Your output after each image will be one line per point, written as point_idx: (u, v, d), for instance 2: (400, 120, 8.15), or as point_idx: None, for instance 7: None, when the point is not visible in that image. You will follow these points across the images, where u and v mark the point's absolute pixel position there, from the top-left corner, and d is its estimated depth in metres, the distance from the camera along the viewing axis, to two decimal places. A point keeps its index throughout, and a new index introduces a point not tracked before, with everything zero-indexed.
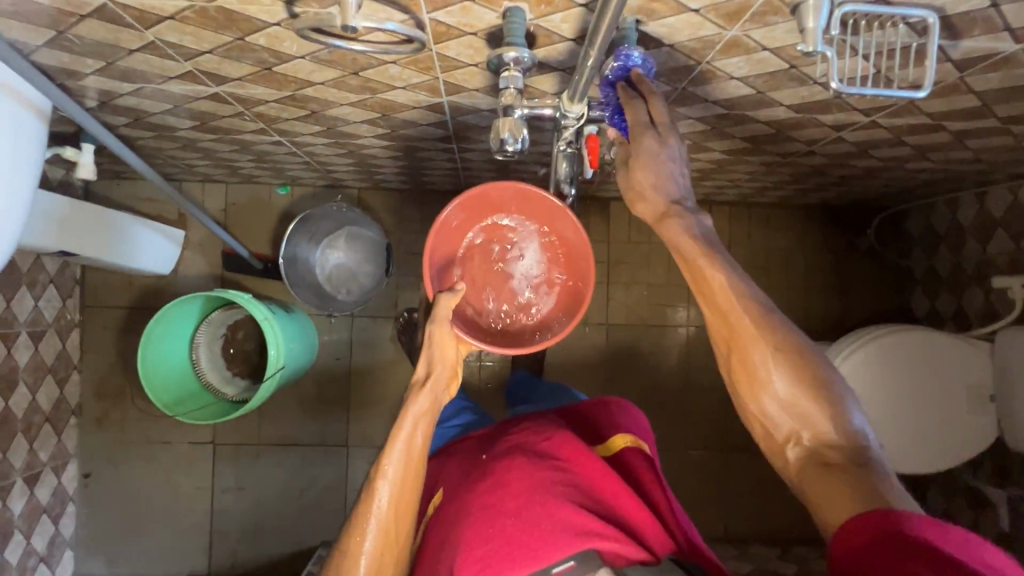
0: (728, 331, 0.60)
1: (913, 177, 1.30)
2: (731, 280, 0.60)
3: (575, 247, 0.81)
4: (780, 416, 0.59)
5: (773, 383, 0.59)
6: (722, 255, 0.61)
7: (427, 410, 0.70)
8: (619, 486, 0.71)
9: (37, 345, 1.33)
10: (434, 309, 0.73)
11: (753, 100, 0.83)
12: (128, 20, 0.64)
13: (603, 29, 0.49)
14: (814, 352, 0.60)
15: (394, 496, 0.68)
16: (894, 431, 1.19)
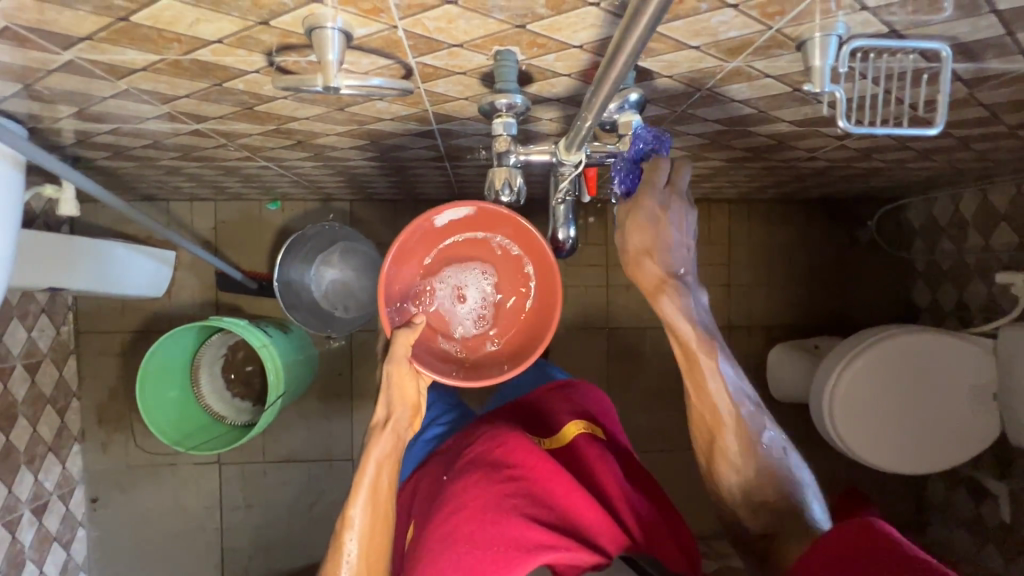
0: (708, 420, 0.72)
1: (915, 174, 1.27)
2: (717, 373, 0.70)
3: (545, 276, 0.73)
4: (737, 492, 0.73)
5: (741, 472, 0.72)
6: (711, 341, 0.69)
7: (390, 452, 0.71)
8: (569, 485, 0.70)
9: (33, 377, 1.32)
10: (391, 348, 0.68)
11: (754, 117, 0.81)
12: (99, 72, 0.61)
13: (601, 99, 0.47)
14: (770, 450, 0.72)
15: (362, 548, 0.68)
16: (887, 432, 1.19)
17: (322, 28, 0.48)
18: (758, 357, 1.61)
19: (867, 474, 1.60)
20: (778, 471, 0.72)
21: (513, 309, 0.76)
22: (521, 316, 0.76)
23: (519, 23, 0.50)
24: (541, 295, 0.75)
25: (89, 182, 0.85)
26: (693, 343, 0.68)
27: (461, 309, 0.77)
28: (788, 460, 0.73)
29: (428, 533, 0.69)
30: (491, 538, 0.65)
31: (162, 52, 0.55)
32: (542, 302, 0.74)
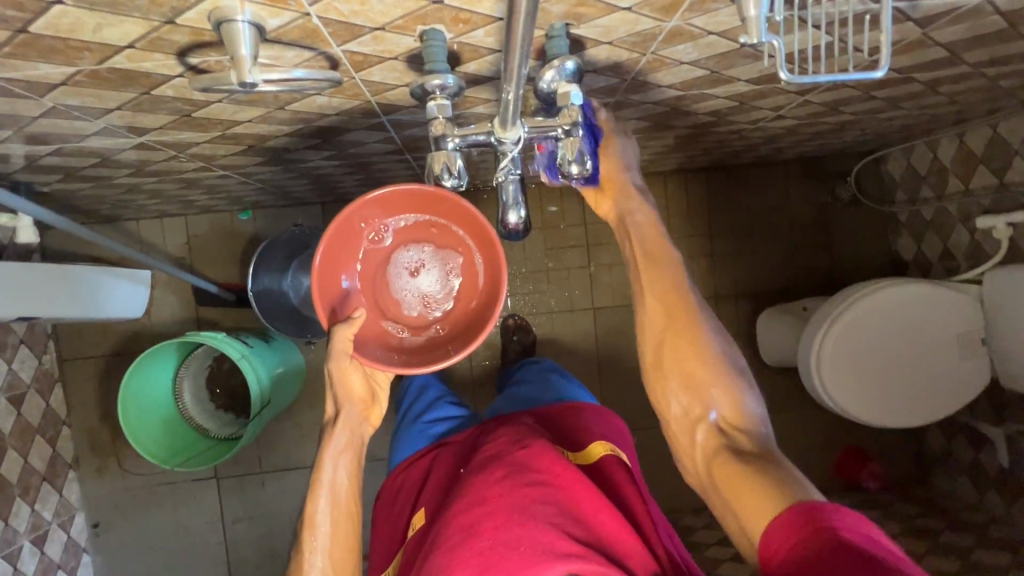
0: (668, 322, 0.77)
1: (889, 124, 1.25)
2: (675, 275, 0.77)
3: (491, 260, 0.76)
4: (686, 396, 0.76)
5: (697, 381, 0.76)
6: (673, 256, 0.78)
7: (346, 446, 0.80)
8: (600, 503, 0.71)
9: (19, 409, 1.31)
10: (331, 344, 0.74)
11: (708, 80, 0.78)
12: (18, 91, 0.58)
13: (515, 67, 0.45)
14: (736, 371, 0.77)
15: (328, 535, 0.78)
16: (887, 384, 1.18)
17: (232, 20, 0.46)
18: (748, 323, 1.60)
19: (864, 429, 1.60)
20: (735, 389, 0.75)
21: (457, 292, 0.79)
22: (464, 299, 0.79)
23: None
24: (487, 278, 0.77)
25: (47, 213, 0.83)
26: (651, 231, 0.78)
27: (412, 280, 0.79)
28: (744, 380, 0.76)
29: (448, 528, 0.69)
30: (517, 537, 0.64)
31: (75, 62, 0.53)
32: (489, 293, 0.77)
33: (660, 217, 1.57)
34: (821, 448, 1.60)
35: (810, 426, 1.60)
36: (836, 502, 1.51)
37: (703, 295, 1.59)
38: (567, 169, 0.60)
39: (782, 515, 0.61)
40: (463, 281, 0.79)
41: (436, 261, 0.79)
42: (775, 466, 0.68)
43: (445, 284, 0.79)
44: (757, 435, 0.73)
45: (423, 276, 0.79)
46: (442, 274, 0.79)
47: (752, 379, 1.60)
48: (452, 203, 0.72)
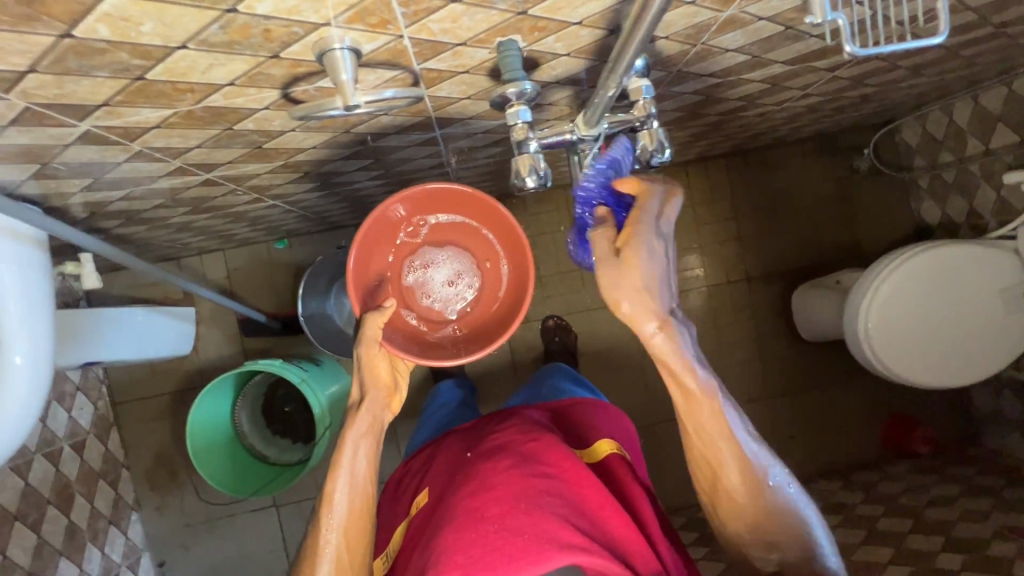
0: (709, 461, 0.67)
1: (907, 92, 1.28)
2: (715, 413, 0.65)
3: (511, 272, 0.86)
4: (747, 532, 0.66)
5: (744, 509, 0.66)
6: (708, 381, 0.65)
7: (365, 431, 0.77)
8: (604, 499, 0.72)
9: (81, 455, 1.32)
10: (362, 331, 0.76)
11: (748, 65, 0.81)
12: (113, 138, 0.61)
13: (622, 62, 0.48)
14: (782, 492, 0.67)
15: (340, 526, 0.74)
16: (929, 347, 1.19)
17: (330, 50, 0.49)
18: (782, 302, 1.62)
19: (909, 395, 1.61)
20: (793, 512, 0.66)
21: (474, 298, 0.89)
22: (481, 306, 0.89)
23: (521, 9, 0.50)
24: (506, 291, 0.87)
25: (99, 243, 0.78)
26: (677, 374, 0.64)
27: (434, 279, 0.89)
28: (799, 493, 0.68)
29: (454, 510, 0.70)
30: (522, 525, 0.65)
31: (175, 104, 0.56)
32: (508, 299, 0.86)
33: (685, 206, 1.59)
34: (867, 418, 1.61)
35: (854, 397, 1.61)
36: (889, 470, 1.51)
37: (735, 278, 1.61)
38: (648, 159, 0.62)
39: None
40: (483, 289, 0.89)
41: (459, 269, 0.90)
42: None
43: (462, 288, 0.90)
44: (819, 561, 0.64)
45: (448, 277, 0.89)
46: (462, 278, 0.90)
47: (792, 357, 1.61)
48: (490, 207, 0.83)
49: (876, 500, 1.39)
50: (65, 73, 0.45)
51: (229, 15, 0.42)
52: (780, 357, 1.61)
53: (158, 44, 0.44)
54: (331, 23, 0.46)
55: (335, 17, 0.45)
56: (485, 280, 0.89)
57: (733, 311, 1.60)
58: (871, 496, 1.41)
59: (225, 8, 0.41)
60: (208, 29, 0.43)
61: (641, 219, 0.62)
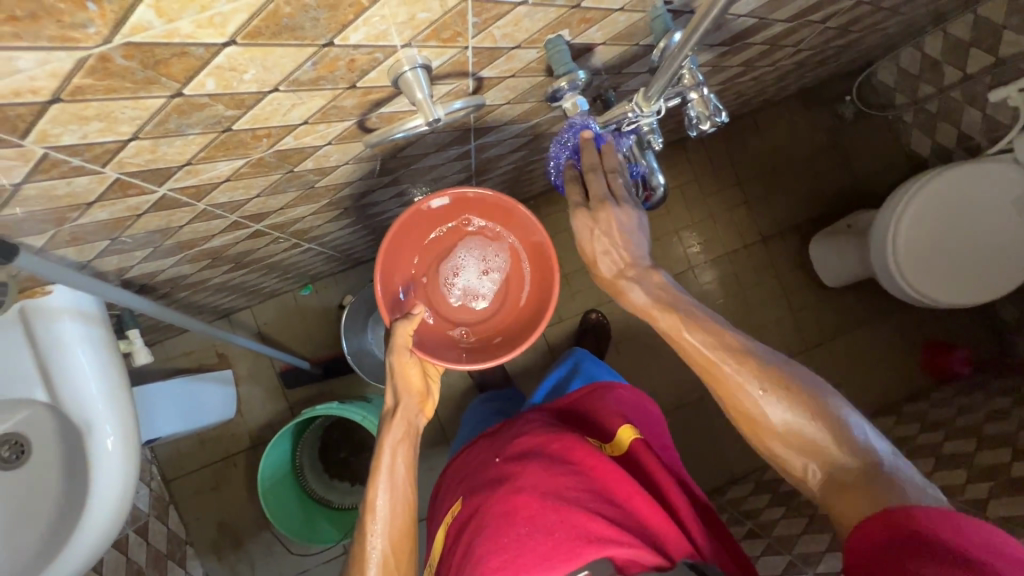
0: (707, 372, 0.63)
1: (883, 35, 1.34)
2: (697, 324, 0.63)
3: (533, 294, 0.81)
4: (788, 450, 0.60)
5: (766, 416, 0.60)
6: (679, 306, 0.65)
7: (402, 435, 0.71)
8: (632, 488, 0.70)
9: (147, 538, 1.28)
10: (392, 340, 0.71)
11: (754, 28, 0.85)
12: (185, 199, 0.62)
13: (691, 38, 0.49)
14: (800, 375, 0.61)
15: (385, 530, 0.67)
16: (964, 271, 1.24)
17: (403, 72, 0.51)
18: (800, 255, 1.65)
19: (938, 321, 1.65)
20: (822, 406, 0.59)
21: (492, 318, 0.84)
22: (497, 327, 0.83)
23: (577, 3, 0.53)
24: (524, 315, 0.81)
25: (146, 300, 0.74)
26: (658, 306, 0.65)
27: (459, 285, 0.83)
28: (828, 393, 0.61)
29: (484, 515, 0.69)
30: (552, 526, 0.64)
31: (249, 152, 0.57)
32: (522, 327, 0.81)
33: (690, 180, 1.63)
34: (904, 351, 1.65)
35: (887, 332, 1.65)
36: (937, 396, 1.54)
37: (751, 241, 1.64)
38: (702, 126, 0.63)
39: (870, 514, 0.52)
40: (505, 306, 0.83)
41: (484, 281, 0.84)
42: (896, 489, 0.53)
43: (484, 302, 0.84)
44: (876, 462, 0.56)
45: (474, 284, 0.84)
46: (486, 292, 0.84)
47: (821, 305, 1.65)
48: (508, 208, 0.78)
49: (934, 426, 1.40)
50: (162, 135, 0.46)
51: (324, 50, 0.43)
52: (810, 309, 1.64)
53: (253, 91, 0.45)
54: (408, 43, 0.48)
55: (415, 37, 0.47)
56: (509, 301, 0.83)
57: (756, 272, 1.64)
58: (930, 421, 1.43)
59: (323, 43, 0.42)
60: (302, 67, 0.44)
61: (602, 196, 0.66)
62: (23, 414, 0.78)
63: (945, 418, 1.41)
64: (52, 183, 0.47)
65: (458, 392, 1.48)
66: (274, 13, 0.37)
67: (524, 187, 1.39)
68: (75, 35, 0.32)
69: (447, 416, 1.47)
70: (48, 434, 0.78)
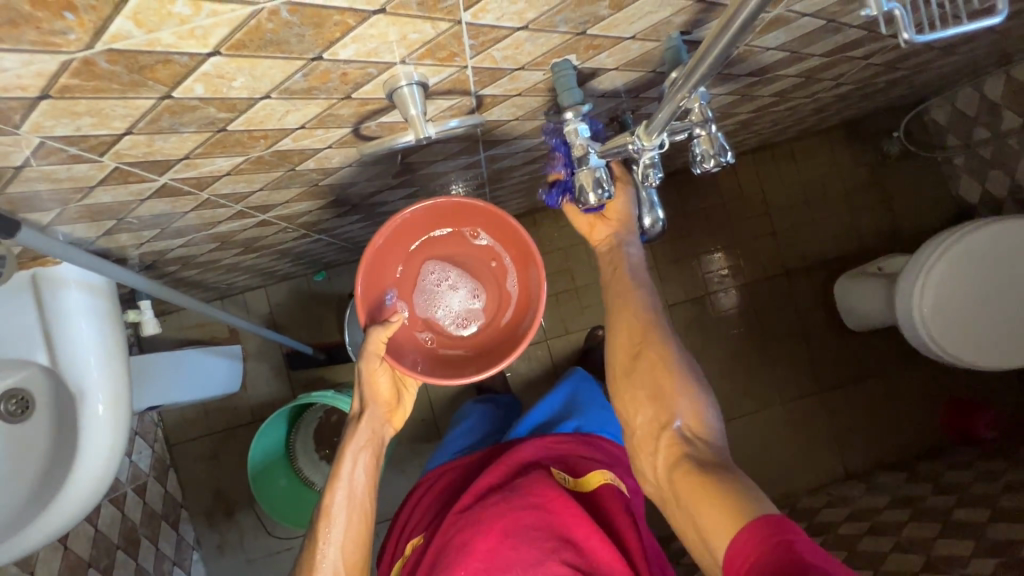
0: (634, 335, 0.75)
1: (937, 73, 1.27)
2: (640, 293, 0.76)
3: (508, 332, 0.79)
4: (654, 411, 0.71)
5: (656, 386, 0.72)
6: (640, 274, 0.78)
7: (365, 445, 0.74)
8: (591, 526, 0.68)
9: (144, 498, 1.34)
10: (362, 348, 0.71)
11: (787, 60, 0.81)
12: (187, 188, 0.64)
13: (693, 79, 0.46)
14: (692, 374, 0.73)
15: (338, 544, 0.69)
16: (990, 338, 1.17)
17: (399, 88, 0.51)
18: (824, 293, 1.59)
19: (966, 378, 1.56)
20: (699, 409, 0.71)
21: (460, 339, 0.81)
22: (461, 350, 0.81)
23: (582, 30, 0.52)
24: (492, 350, 0.79)
25: (148, 279, 0.77)
26: (624, 260, 0.78)
27: (443, 297, 0.82)
28: (708, 399, 0.72)
29: (444, 548, 0.70)
30: (510, 562, 0.66)
31: (248, 151, 0.58)
32: (487, 356, 0.79)
33: (717, 205, 1.58)
34: (923, 403, 1.57)
35: (907, 383, 1.58)
36: (955, 458, 1.46)
37: (773, 273, 1.58)
38: (707, 164, 0.61)
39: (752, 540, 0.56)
40: (476, 334, 0.81)
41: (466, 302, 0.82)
42: (729, 480, 0.62)
43: (459, 320, 0.82)
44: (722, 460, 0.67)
45: (454, 298, 0.82)
46: (462, 313, 0.82)
47: (839, 347, 1.58)
48: (503, 221, 0.76)
49: (946, 489, 1.32)
50: (156, 131, 0.48)
51: (313, 63, 0.43)
52: (828, 350, 1.58)
53: (244, 97, 0.46)
54: (404, 61, 0.47)
55: (409, 55, 0.47)
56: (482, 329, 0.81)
57: (776, 306, 1.58)
58: (941, 482, 1.36)
59: (311, 57, 0.42)
60: (292, 78, 0.45)
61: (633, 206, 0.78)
62: (25, 372, 0.81)
63: (959, 480, 1.33)
64: (53, 167, 0.49)
65: (455, 393, 1.48)
66: (256, 29, 0.37)
67: (542, 196, 1.37)
68: (57, 40, 0.33)
69: (442, 415, 1.48)
70: (47, 395, 0.82)
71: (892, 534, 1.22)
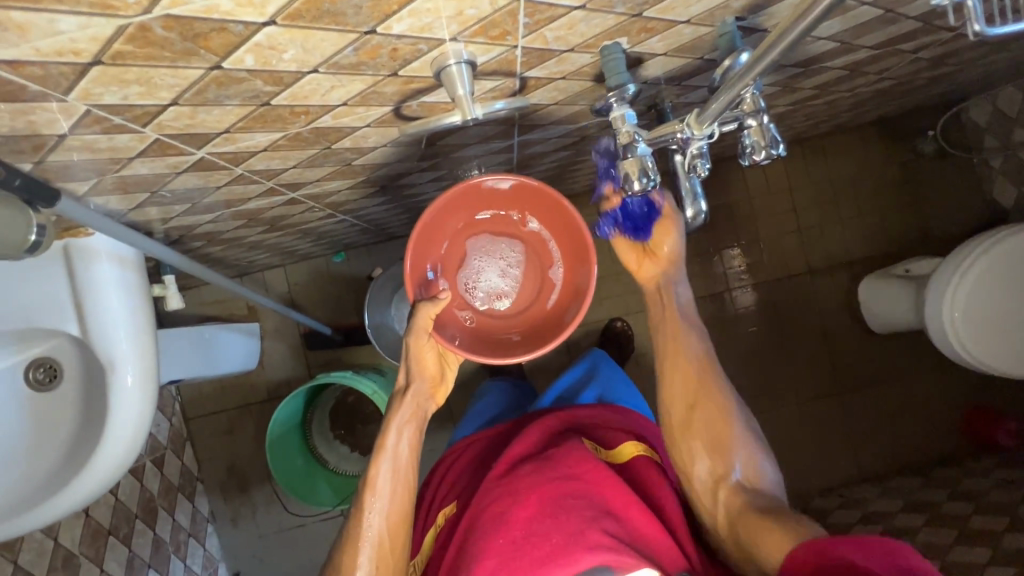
0: (689, 380, 0.77)
1: (982, 71, 1.23)
2: (693, 342, 0.79)
3: (551, 316, 0.79)
4: (711, 460, 0.74)
5: (713, 434, 0.75)
6: (693, 323, 0.80)
7: (411, 417, 0.74)
8: (628, 498, 0.68)
9: (161, 470, 1.36)
10: (413, 321, 0.71)
11: (835, 51, 0.78)
12: (223, 163, 0.63)
13: (755, 68, 0.44)
14: (745, 427, 0.76)
15: (384, 512, 0.70)
16: (1021, 346, 1.14)
17: (447, 66, 0.49)
18: (848, 293, 1.56)
19: (989, 385, 1.53)
20: (752, 457, 0.74)
21: (500, 321, 0.81)
22: (502, 332, 0.80)
23: (638, 11, 0.50)
24: (534, 334, 0.79)
25: (178, 253, 0.77)
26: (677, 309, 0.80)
27: (486, 278, 0.82)
28: (760, 452, 0.76)
29: (480, 519, 0.68)
30: (550, 529, 0.63)
31: (287, 127, 0.57)
32: (527, 339, 0.78)
33: (742, 200, 1.56)
34: (942, 409, 1.55)
35: (927, 388, 1.55)
36: (974, 465, 1.44)
37: (796, 271, 1.56)
38: (757, 156, 0.58)
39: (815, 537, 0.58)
40: (518, 317, 0.81)
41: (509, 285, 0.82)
42: (792, 518, 0.65)
43: (501, 302, 0.82)
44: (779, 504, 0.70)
45: (497, 280, 0.82)
46: (505, 296, 0.82)
47: (860, 349, 1.56)
48: (558, 206, 0.74)
49: (963, 496, 1.31)
50: (201, 103, 0.47)
51: (366, 37, 0.42)
52: (848, 351, 1.56)
53: (292, 70, 0.44)
54: (455, 38, 0.46)
55: (462, 32, 0.45)
56: (524, 312, 0.81)
57: (797, 304, 1.56)
58: (957, 489, 1.34)
59: (365, 30, 0.41)
60: (343, 51, 0.43)
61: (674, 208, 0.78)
62: (54, 341, 0.82)
63: (976, 488, 1.32)
64: (94, 137, 0.48)
65: (470, 379, 1.48)
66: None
67: (566, 184, 1.35)
68: (115, 3, 0.32)
69: (456, 400, 1.48)
70: (74, 365, 0.82)
71: (907, 539, 1.21)
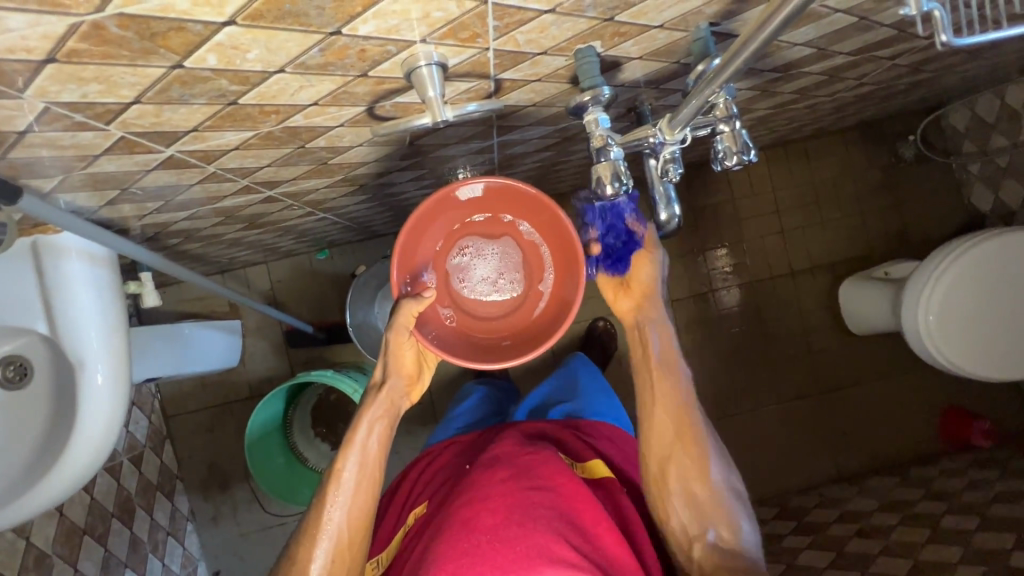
0: (671, 434, 0.77)
1: (960, 78, 1.24)
2: (676, 390, 0.78)
3: (537, 323, 0.77)
4: (690, 521, 0.75)
5: (692, 492, 0.76)
6: (677, 369, 0.79)
7: (383, 414, 0.74)
8: (599, 514, 0.68)
9: (140, 468, 1.34)
10: (393, 318, 0.72)
11: (812, 57, 0.79)
12: (194, 161, 0.62)
13: (725, 72, 0.44)
14: (723, 482, 0.77)
15: (346, 505, 0.70)
16: (992, 349, 1.16)
17: (418, 67, 0.49)
18: (829, 295, 1.58)
19: (964, 387, 1.56)
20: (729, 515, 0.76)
21: (487, 324, 0.80)
22: (488, 336, 0.79)
23: (610, 16, 0.50)
24: (519, 340, 0.77)
25: (154, 254, 0.76)
26: (662, 351, 0.79)
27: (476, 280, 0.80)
28: (738, 508, 0.77)
29: (447, 520, 0.68)
30: (515, 538, 0.63)
31: (258, 126, 0.56)
32: (513, 345, 0.77)
33: (726, 201, 1.57)
34: (919, 410, 1.58)
35: (904, 389, 1.58)
36: (948, 465, 1.47)
37: (779, 273, 1.57)
38: (730, 161, 0.59)
39: None
40: (506, 322, 0.79)
41: (498, 288, 0.80)
42: None
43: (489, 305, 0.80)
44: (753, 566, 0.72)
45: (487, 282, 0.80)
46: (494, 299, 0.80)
47: (840, 350, 1.58)
48: (550, 212, 0.72)
49: (936, 496, 1.33)
50: (165, 102, 0.46)
51: (332, 38, 0.41)
52: (828, 352, 1.58)
53: (258, 70, 0.44)
54: (425, 40, 0.45)
55: (431, 33, 0.45)
56: (512, 318, 0.79)
57: (779, 306, 1.57)
58: (932, 488, 1.37)
59: (330, 31, 0.40)
60: (309, 52, 0.43)
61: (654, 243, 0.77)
62: (21, 340, 0.80)
63: (950, 487, 1.35)
64: (56, 134, 0.48)
65: (454, 378, 1.48)
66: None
67: (551, 184, 1.35)
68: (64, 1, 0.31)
69: (440, 399, 1.48)
70: (45, 364, 0.81)
71: (881, 537, 1.23)
